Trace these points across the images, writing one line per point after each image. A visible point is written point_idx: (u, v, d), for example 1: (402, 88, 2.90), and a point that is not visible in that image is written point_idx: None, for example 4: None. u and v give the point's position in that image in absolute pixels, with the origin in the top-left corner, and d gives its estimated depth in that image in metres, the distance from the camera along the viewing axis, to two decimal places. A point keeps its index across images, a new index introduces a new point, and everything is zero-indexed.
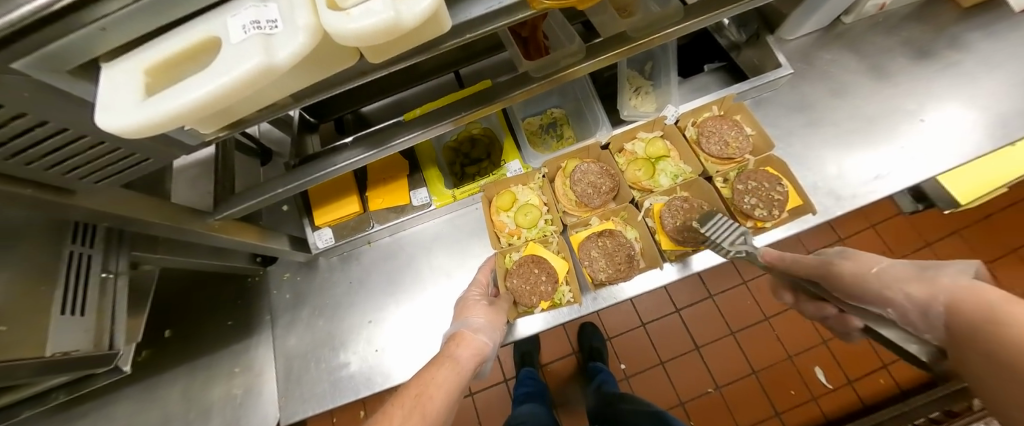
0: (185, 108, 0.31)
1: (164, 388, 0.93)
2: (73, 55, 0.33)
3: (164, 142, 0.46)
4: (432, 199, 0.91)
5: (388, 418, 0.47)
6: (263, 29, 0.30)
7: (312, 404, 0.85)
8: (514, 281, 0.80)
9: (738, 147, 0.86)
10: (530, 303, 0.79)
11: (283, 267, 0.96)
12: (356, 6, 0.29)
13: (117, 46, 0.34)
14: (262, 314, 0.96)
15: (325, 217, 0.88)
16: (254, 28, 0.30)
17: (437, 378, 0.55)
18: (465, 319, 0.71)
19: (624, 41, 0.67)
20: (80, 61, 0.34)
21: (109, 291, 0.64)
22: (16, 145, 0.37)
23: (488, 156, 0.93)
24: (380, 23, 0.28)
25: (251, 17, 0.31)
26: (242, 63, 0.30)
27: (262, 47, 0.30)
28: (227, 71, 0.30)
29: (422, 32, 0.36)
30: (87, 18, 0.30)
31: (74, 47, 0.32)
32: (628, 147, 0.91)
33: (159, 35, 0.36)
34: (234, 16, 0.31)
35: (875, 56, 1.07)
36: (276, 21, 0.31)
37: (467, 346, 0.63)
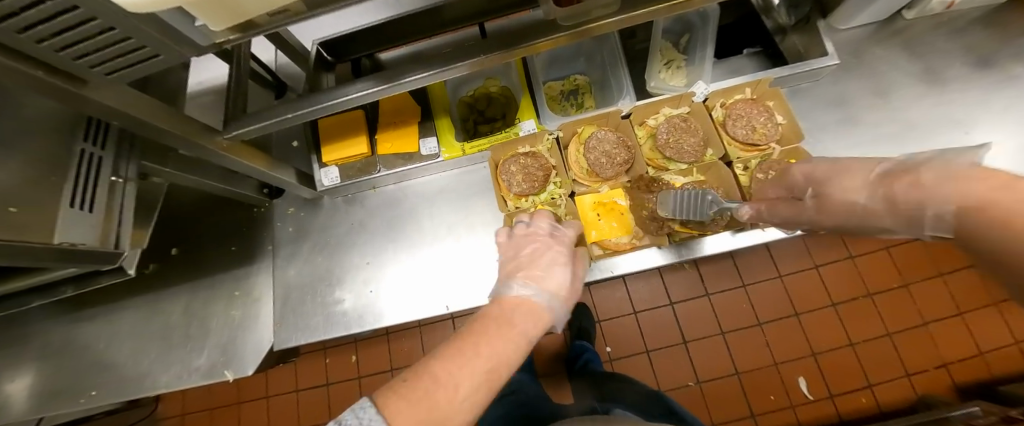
0: None
1: (169, 301, 0.98)
2: None
3: (173, 38, 0.44)
4: (440, 150, 0.88)
5: (452, 364, 0.43)
6: None
7: (305, 334, 0.88)
8: None
9: (764, 133, 0.81)
10: None
11: (288, 202, 0.98)
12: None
13: None
14: (263, 244, 0.97)
15: (332, 155, 0.87)
16: None
17: (510, 330, 0.50)
18: (534, 264, 0.64)
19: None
20: None
21: (119, 193, 0.66)
22: (27, 19, 0.36)
23: (502, 116, 0.93)
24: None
25: None
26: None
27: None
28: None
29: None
30: None
31: None
32: (650, 121, 0.86)
33: None
34: None
35: (931, 58, 0.99)
36: None
37: (541, 300, 0.58)
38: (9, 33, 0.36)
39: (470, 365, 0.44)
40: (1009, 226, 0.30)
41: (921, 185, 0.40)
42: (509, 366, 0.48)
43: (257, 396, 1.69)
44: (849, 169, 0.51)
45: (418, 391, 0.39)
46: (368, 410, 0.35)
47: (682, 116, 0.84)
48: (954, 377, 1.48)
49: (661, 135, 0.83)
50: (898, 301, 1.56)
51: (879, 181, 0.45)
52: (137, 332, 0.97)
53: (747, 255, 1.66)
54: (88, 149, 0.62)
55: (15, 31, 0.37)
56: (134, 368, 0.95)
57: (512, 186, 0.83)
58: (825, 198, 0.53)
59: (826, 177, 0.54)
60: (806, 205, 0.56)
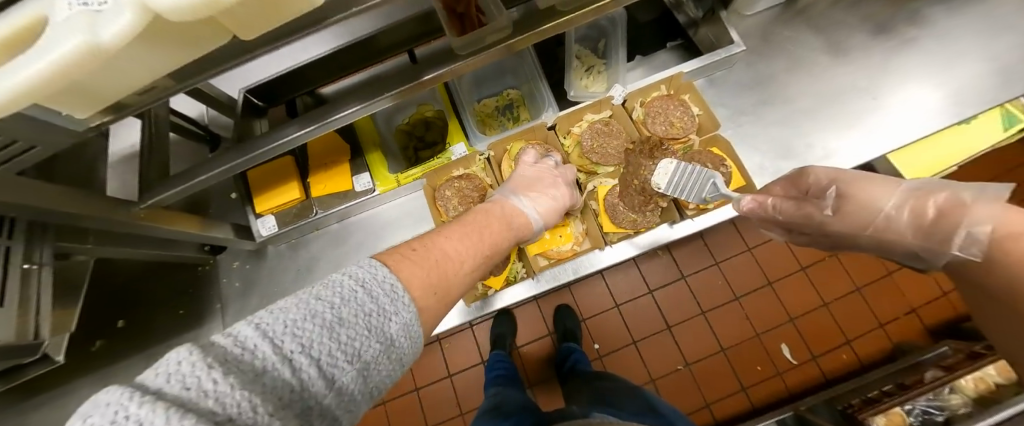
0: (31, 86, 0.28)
1: (119, 377, 0.94)
2: None
3: (42, 127, 0.43)
4: (375, 184, 0.89)
5: (450, 251, 0.48)
6: (90, 5, 0.28)
7: None
8: None
9: (682, 127, 0.85)
10: None
11: (232, 256, 0.96)
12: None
13: None
14: (211, 302, 0.95)
15: (267, 204, 0.86)
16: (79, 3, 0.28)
17: (492, 232, 0.58)
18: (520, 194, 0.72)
19: (550, 17, 0.66)
20: None
21: (34, 281, 0.63)
22: None
23: (444, 139, 0.93)
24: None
25: None
26: (58, 44, 0.27)
27: (86, 26, 0.28)
28: (33, 57, 0.27)
29: (283, 11, 0.34)
30: None
31: None
32: (575, 129, 0.89)
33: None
34: None
35: (833, 32, 1.05)
36: None
37: (517, 214, 0.68)
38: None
39: (457, 254, 0.49)
40: None
41: (958, 207, 0.41)
42: (486, 261, 0.54)
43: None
44: (871, 177, 0.50)
45: (425, 263, 0.42)
46: (382, 269, 0.36)
47: (603, 120, 0.87)
48: (923, 322, 1.55)
49: (586, 141, 0.85)
50: (860, 257, 1.62)
51: (909, 194, 0.46)
52: None
53: (716, 233, 1.70)
54: None
55: None
56: None
57: (449, 210, 0.84)
58: (845, 198, 0.51)
59: (850, 177, 0.52)
60: (824, 205, 0.53)
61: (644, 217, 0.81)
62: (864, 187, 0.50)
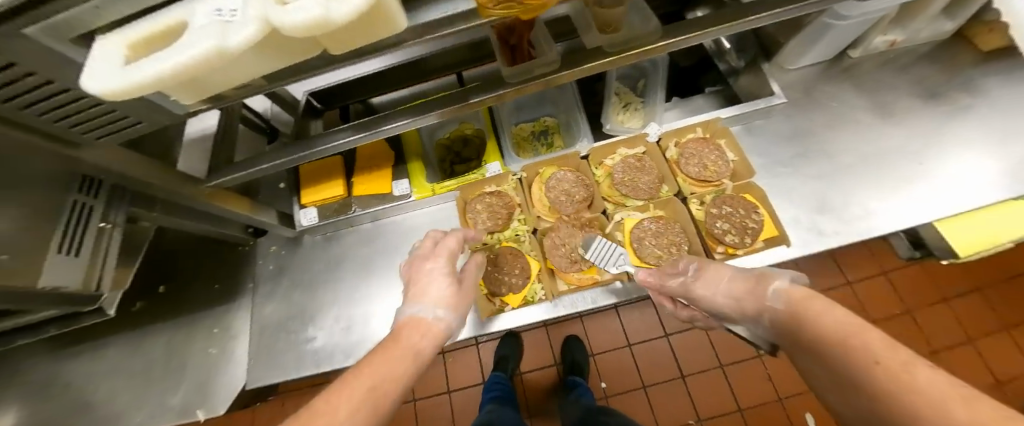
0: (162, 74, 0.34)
1: (151, 339, 1.01)
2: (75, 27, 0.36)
3: (152, 106, 0.50)
4: (412, 190, 0.93)
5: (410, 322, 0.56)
6: (224, 16, 0.34)
7: (278, 372, 0.90)
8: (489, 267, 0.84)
9: (716, 171, 0.86)
10: (496, 292, 0.81)
11: (271, 241, 1.03)
12: (298, 2, 0.32)
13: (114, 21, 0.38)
14: (245, 281, 1.01)
15: (312, 197, 0.93)
16: (218, 15, 0.34)
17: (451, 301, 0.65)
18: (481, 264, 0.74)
19: (598, 57, 0.70)
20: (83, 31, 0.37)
21: (105, 239, 0.71)
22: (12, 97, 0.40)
23: (478, 157, 0.98)
24: (310, 20, 0.31)
25: (217, 8, 0.35)
26: (194, 46, 0.33)
27: (218, 33, 0.33)
28: (171, 54, 0.34)
29: (374, 31, 0.38)
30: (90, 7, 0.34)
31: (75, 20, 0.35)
32: (607, 161, 0.89)
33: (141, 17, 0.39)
34: (203, 5, 0.35)
35: (880, 93, 1.04)
36: (236, 11, 0.34)
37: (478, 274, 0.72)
38: (12, 108, 0.41)
39: (419, 337, 0.55)
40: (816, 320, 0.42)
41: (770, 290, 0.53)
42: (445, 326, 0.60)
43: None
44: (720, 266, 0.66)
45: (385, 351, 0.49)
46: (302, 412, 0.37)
47: (637, 155, 0.89)
48: None
49: (617, 173, 0.87)
50: None
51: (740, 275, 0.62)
52: (117, 371, 1.00)
53: None
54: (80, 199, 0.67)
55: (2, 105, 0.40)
56: (112, 406, 0.97)
57: (477, 224, 0.87)
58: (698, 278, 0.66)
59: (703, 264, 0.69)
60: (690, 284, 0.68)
61: (670, 255, 0.80)
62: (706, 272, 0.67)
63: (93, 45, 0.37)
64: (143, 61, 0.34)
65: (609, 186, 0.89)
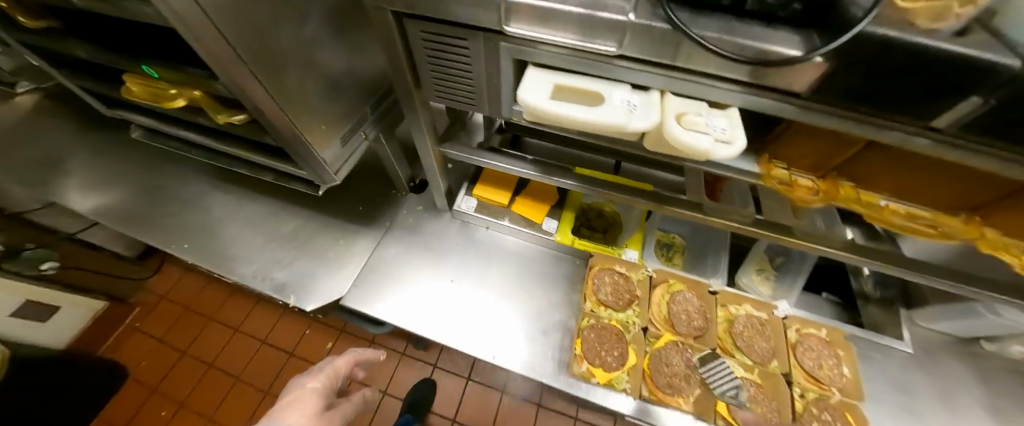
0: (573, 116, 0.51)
1: (289, 217, 1.19)
2: (531, 56, 0.56)
3: (493, 99, 0.68)
4: (556, 234, 1.04)
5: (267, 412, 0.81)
6: (630, 107, 0.52)
7: (369, 305, 1.03)
8: (592, 336, 0.90)
9: (829, 375, 0.89)
10: (591, 361, 0.87)
11: (420, 201, 1.19)
12: (692, 130, 0.49)
13: (547, 64, 0.58)
14: (382, 219, 1.17)
15: (482, 191, 1.09)
16: (626, 105, 0.52)
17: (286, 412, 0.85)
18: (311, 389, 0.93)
19: (785, 234, 0.81)
20: (528, 59, 0.57)
21: (356, 143, 0.90)
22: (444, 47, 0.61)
23: (602, 231, 1.09)
24: (699, 148, 0.48)
25: (626, 99, 0.53)
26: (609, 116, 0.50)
27: (625, 117, 0.51)
28: (590, 111, 0.51)
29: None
30: (556, 54, 0.54)
31: (538, 55, 0.55)
32: (732, 308, 0.96)
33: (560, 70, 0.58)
34: (616, 93, 0.53)
35: (1014, 402, 1.00)
36: (637, 107, 0.52)
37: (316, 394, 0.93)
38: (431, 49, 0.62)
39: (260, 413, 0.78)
40: None
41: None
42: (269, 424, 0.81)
43: (229, 324, 1.81)
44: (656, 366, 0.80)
45: None
46: None
47: (760, 319, 0.95)
48: None
49: (738, 325, 0.93)
50: None
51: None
52: (252, 226, 1.19)
53: None
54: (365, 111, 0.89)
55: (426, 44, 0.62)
56: (233, 250, 1.15)
57: (599, 292, 0.94)
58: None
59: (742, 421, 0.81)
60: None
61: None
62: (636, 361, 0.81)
63: (529, 71, 0.56)
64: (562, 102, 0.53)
65: (725, 331, 0.94)
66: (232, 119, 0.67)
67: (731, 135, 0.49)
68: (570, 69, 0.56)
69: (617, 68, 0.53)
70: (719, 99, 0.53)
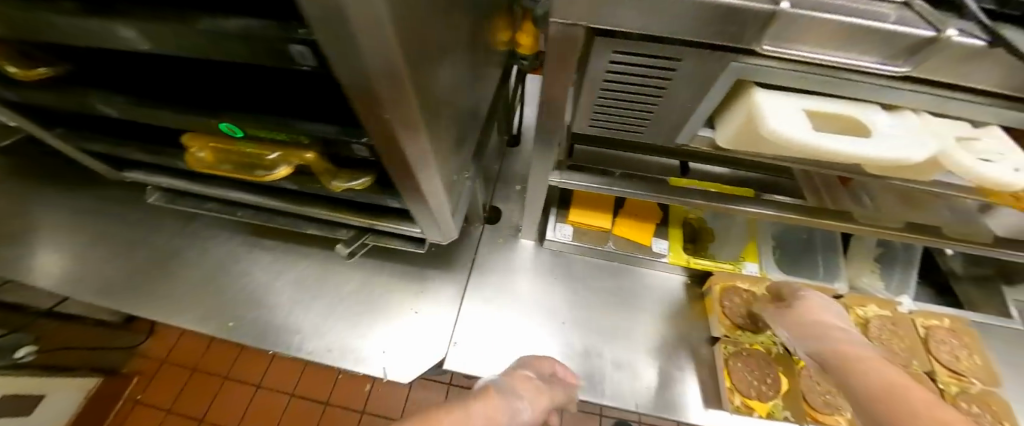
0: (843, 150, 0.42)
1: (349, 271, 1.04)
2: (762, 77, 0.45)
3: (670, 126, 0.58)
4: (668, 254, 0.96)
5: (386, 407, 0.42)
6: (897, 133, 0.44)
7: (476, 364, 0.90)
8: (739, 365, 0.84)
9: (967, 367, 0.88)
10: (748, 392, 0.81)
11: (498, 233, 1.09)
12: (982, 162, 0.43)
13: (772, 83, 0.47)
14: (461, 259, 1.05)
15: (578, 217, 0.99)
16: (893, 130, 0.44)
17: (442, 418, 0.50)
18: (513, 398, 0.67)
19: (936, 235, 0.78)
20: (753, 79, 0.46)
21: (459, 183, 0.77)
22: (644, 72, 0.49)
23: (690, 240, 1.02)
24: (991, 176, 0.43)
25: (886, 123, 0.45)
26: (886, 148, 0.42)
27: (909, 149, 0.43)
28: (864, 143, 0.42)
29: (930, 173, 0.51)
30: (808, 75, 0.43)
31: (776, 76, 0.44)
32: (859, 310, 0.93)
33: (783, 89, 0.48)
34: (873, 115, 0.45)
35: None
36: (900, 131, 0.45)
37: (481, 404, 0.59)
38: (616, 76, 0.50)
39: None
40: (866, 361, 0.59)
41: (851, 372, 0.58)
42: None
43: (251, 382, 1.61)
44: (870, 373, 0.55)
45: None
46: None
47: (888, 317, 0.93)
48: None
49: (875, 328, 0.90)
50: None
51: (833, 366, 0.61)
52: (304, 288, 1.02)
53: None
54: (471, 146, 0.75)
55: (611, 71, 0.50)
56: (288, 318, 0.98)
57: (733, 314, 0.88)
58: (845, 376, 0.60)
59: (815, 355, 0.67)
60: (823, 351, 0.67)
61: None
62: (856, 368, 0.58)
63: (759, 95, 0.46)
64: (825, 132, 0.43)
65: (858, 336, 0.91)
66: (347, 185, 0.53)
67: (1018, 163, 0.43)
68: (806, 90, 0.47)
69: (885, 90, 0.43)
70: (971, 117, 0.47)
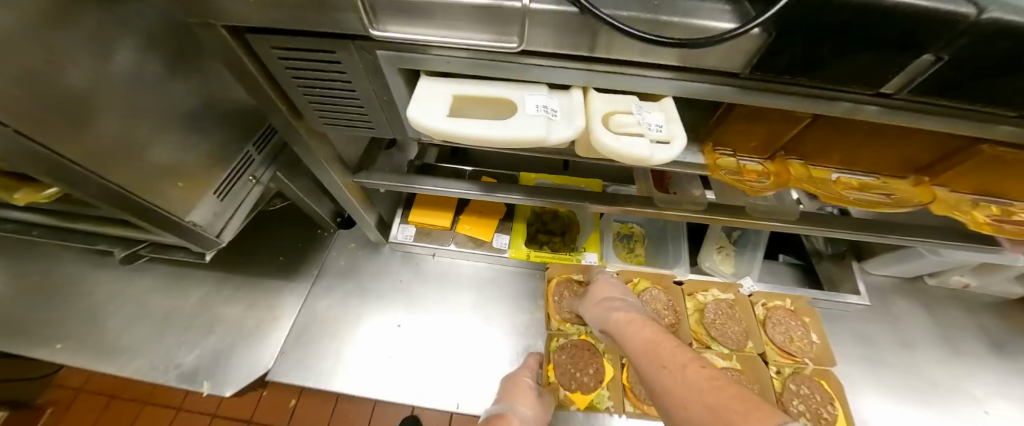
0: (469, 136, 0.39)
1: (192, 286, 1.00)
2: (412, 63, 0.43)
3: (397, 122, 0.55)
4: (508, 249, 0.96)
5: None
6: (548, 113, 0.40)
7: (308, 373, 0.88)
8: (563, 357, 0.83)
9: (800, 346, 0.88)
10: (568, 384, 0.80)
11: (351, 238, 1.06)
12: (624, 134, 0.39)
13: (438, 71, 0.45)
14: (309, 267, 1.02)
15: (420, 217, 0.97)
16: (543, 111, 0.40)
17: None
18: (514, 403, 0.74)
19: (740, 216, 0.75)
20: (412, 67, 0.44)
21: (247, 190, 0.74)
22: (312, 65, 0.46)
23: (562, 233, 0.97)
24: (635, 155, 0.37)
25: (541, 103, 0.41)
26: (517, 130, 0.38)
27: (545, 127, 0.39)
28: (492, 127, 0.38)
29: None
30: (446, 59, 0.41)
31: (421, 61, 0.42)
32: (699, 296, 0.93)
33: (456, 76, 0.45)
34: (529, 97, 0.42)
35: (949, 327, 1.09)
36: (555, 112, 0.41)
37: None
38: (292, 70, 0.47)
39: None
40: (662, 342, 0.60)
41: (655, 360, 0.58)
42: None
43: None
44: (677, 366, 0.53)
45: None
46: None
47: (727, 301, 0.92)
48: None
49: (710, 313, 0.89)
50: None
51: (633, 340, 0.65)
52: (143, 306, 0.98)
53: None
54: (250, 151, 0.72)
55: (285, 66, 0.47)
56: (120, 339, 0.94)
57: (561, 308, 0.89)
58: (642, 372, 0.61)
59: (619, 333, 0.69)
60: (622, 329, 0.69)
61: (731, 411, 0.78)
62: (659, 355, 0.58)
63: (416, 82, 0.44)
64: (461, 118, 0.40)
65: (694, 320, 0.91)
66: (40, 195, 0.53)
67: (670, 133, 0.39)
68: (468, 74, 0.44)
69: (528, 68, 0.41)
70: (649, 91, 0.43)
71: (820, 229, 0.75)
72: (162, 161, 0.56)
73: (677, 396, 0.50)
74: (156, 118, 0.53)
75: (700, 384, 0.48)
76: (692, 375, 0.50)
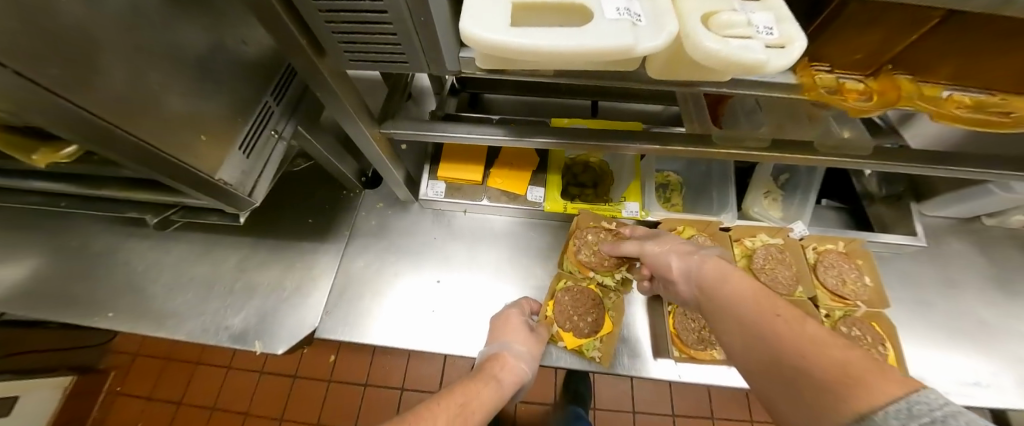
0: (542, 49, 0.32)
1: (226, 252, 1.00)
2: None
3: (434, 52, 0.48)
4: (544, 202, 0.91)
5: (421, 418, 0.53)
6: (633, 17, 0.33)
7: (352, 330, 0.89)
8: (565, 298, 0.86)
9: (854, 289, 0.84)
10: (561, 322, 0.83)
11: (379, 197, 1.03)
12: (732, 39, 0.32)
13: None
14: (340, 228, 1.00)
15: (449, 172, 0.92)
16: (627, 14, 0.33)
17: (481, 395, 0.64)
18: (504, 341, 0.76)
19: (806, 150, 0.68)
20: None
21: (272, 147, 0.70)
22: None
23: (592, 185, 0.95)
24: (752, 60, 0.31)
25: (623, 5, 0.33)
26: (601, 38, 0.31)
27: (631, 33, 0.32)
28: (572, 36, 0.32)
29: (711, 77, 0.40)
30: None
31: None
32: (747, 242, 0.89)
33: None
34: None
35: (1006, 267, 1.03)
36: (640, 16, 0.34)
37: (509, 371, 0.72)
38: None
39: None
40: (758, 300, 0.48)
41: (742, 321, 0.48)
42: None
43: (219, 362, 1.49)
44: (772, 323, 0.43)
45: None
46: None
47: (777, 246, 0.87)
48: None
49: (759, 259, 0.85)
50: None
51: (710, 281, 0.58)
52: (183, 272, 1.00)
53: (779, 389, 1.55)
54: (268, 102, 0.66)
55: None
56: (166, 304, 0.96)
57: (579, 252, 0.87)
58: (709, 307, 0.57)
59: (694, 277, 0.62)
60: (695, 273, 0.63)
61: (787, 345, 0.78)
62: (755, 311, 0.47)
63: None
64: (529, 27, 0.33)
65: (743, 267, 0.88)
66: (60, 154, 0.50)
67: (784, 34, 0.33)
68: None
69: None
70: None
71: (899, 162, 0.68)
72: (182, 111, 0.51)
73: (779, 358, 0.40)
74: (167, 62, 0.47)
75: (815, 351, 0.36)
76: (802, 338, 0.39)
